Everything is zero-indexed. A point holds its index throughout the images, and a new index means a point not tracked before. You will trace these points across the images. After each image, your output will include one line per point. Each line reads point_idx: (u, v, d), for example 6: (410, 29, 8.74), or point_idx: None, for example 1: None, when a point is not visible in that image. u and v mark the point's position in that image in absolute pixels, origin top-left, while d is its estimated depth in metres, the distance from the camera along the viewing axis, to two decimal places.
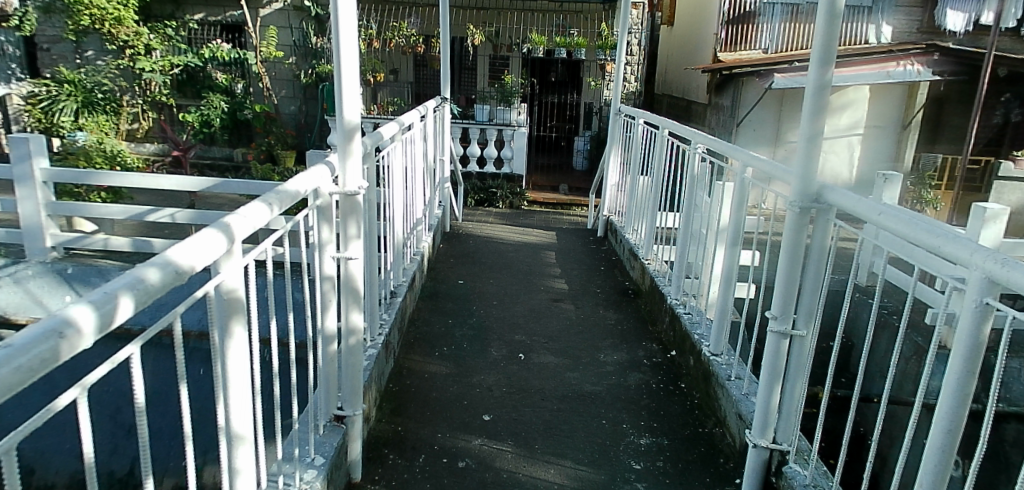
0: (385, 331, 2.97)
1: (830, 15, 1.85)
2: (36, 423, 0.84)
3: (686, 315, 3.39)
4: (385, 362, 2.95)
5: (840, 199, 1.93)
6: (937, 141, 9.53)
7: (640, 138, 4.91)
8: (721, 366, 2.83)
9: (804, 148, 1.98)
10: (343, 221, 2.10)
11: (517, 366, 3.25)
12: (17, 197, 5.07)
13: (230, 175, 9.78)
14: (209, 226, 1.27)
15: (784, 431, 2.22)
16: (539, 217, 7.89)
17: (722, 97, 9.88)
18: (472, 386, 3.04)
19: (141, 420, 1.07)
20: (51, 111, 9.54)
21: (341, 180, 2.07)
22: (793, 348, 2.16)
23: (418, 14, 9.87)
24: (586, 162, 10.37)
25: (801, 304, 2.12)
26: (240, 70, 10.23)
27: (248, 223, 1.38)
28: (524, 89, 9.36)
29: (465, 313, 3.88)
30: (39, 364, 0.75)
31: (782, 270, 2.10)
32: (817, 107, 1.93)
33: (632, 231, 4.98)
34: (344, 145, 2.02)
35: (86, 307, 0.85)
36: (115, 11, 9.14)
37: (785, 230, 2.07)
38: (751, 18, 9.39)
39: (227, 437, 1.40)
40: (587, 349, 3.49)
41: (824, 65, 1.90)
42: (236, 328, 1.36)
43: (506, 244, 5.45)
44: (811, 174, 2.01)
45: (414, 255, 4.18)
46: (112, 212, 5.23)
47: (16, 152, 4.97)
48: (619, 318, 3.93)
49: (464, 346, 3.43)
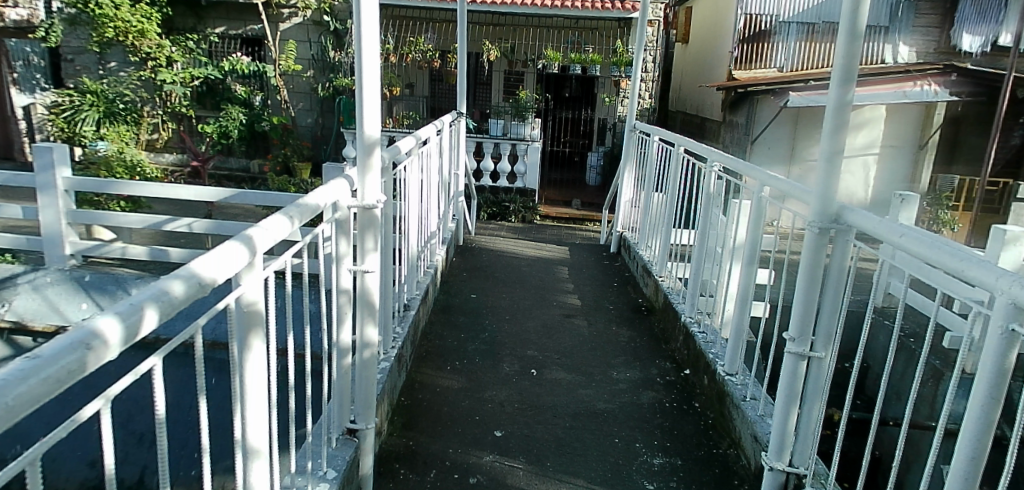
0: (399, 344, 2.97)
1: (852, 34, 1.85)
2: (58, 435, 0.82)
3: (700, 334, 3.35)
4: (397, 375, 2.94)
5: (862, 221, 1.90)
6: (954, 162, 9.46)
7: (654, 155, 4.91)
8: (736, 386, 2.79)
9: (824, 168, 1.97)
10: (360, 234, 2.10)
11: (529, 382, 3.24)
12: (40, 205, 5.21)
13: (246, 186, 9.91)
14: (231, 238, 1.28)
15: (800, 454, 2.18)
16: (552, 232, 7.92)
17: (736, 114, 9.93)
18: (484, 401, 3.03)
19: (161, 435, 1.06)
20: (73, 120, 9.69)
21: (360, 194, 2.08)
22: (811, 371, 2.13)
23: (436, 29, 10.01)
24: (599, 178, 10.41)
25: (820, 325, 2.10)
26: (259, 83, 10.46)
27: (269, 236, 1.38)
28: (538, 104, 9.48)
29: (477, 327, 3.87)
30: (66, 376, 0.75)
31: (801, 291, 2.08)
32: (837, 125, 1.91)
33: (645, 247, 4.97)
34: (364, 158, 2.03)
35: (112, 319, 0.85)
36: (139, 23, 9.36)
37: (803, 251, 2.06)
38: (766, 37, 9.45)
39: (244, 450, 1.39)
40: (599, 366, 3.47)
41: (845, 84, 1.89)
42: (254, 342, 1.36)
43: (518, 258, 5.45)
44: (830, 195, 2.00)
45: (427, 268, 4.20)
46: (131, 221, 5.35)
47: (39, 162, 5.07)
48: (632, 335, 3.90)
49: (476, 360, 3.43)
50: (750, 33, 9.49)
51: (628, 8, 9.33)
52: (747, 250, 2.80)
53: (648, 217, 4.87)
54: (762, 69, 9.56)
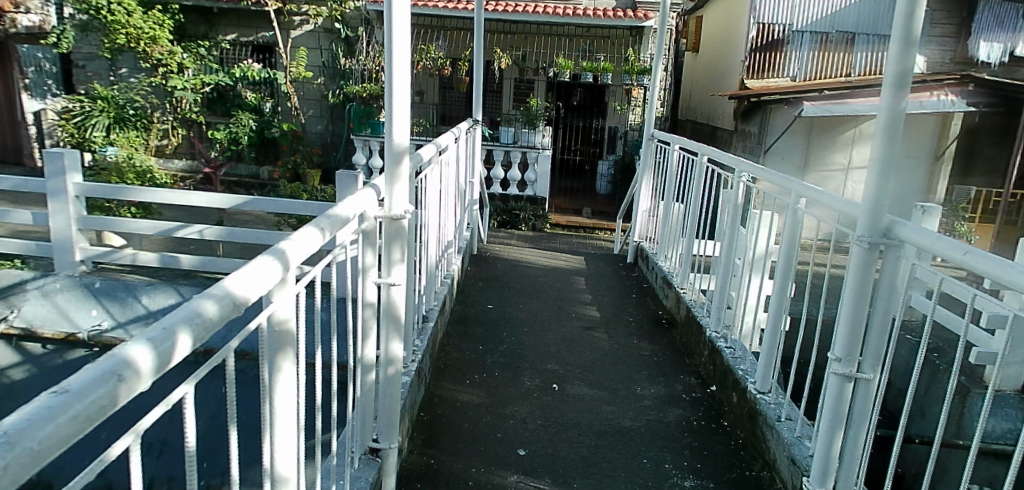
0: (418, 358, 2.89)
1: (907, 41, 1.77)
2: (86, 478, 0.74)
3: (727, 350, 3.25)
4: (417, 390, 2.86)
5: (917, 236, 1.81)
6: (970, 174, 9.36)
7: (675, 164, 4.83)
8: (769, 405, 2.69)
9: (876, 180, 1.88)
10: (387, 244, 2.01)
11: (552, 397, 3.14)
12: (50, 210, 5.30)
13: (256, 192, 9.91)
14: (263, 252, 1.20)
15: (845, 480, 2.08)
16: (564, 241, 7.87)
17: (748, 123, 9.87)
18: (505, 417, 2.94)
19: (191, 467, 0.95)
20: (84, 126, 9.67)
21: (387, 203, 1.99)
22: (857, 394, 2.04)
23: (447, 37, 10.10)
24: (609, 186, 10.33)
25: (867, 346, 2.00)
26: (269, 90, 10.46)
27: (303, 249, 1.31)
28: (549, 112, 9.45)
29: (496, 340, 3.78)
30: (96, 412, 0.67)
31: (848, 308, 1.98)
32: (889, 134, 1.83)
33: (665, 258, 4.87)
34: (393, 167, 1.95)
35: (145, 346, 0.77)
36: (150, 30, 9.38)
37: (851, 267, 1.96)
38: (780, 46, 9.36)
39: (272, 480, 1.30)
40: (622, 381, 3.37)
41: (898, 90, 1.80)
42: (284, 364, 1.27)
43: (533, 267, 5.37)
44: (881, 209, 1.90)
45: (444, 278, 4.10)
46: (142, 227, 5.41)
47: (50, 167, 5.19)
48: (655, 349, 3.80)
49: (495, 374, 3.34)
50: (762, 42, 9.38)
51: (641, 17, 9.29)
52: (781, 264, 2.71)
53: (668, 227, 4.77)
54: (776, 77, 9.41)
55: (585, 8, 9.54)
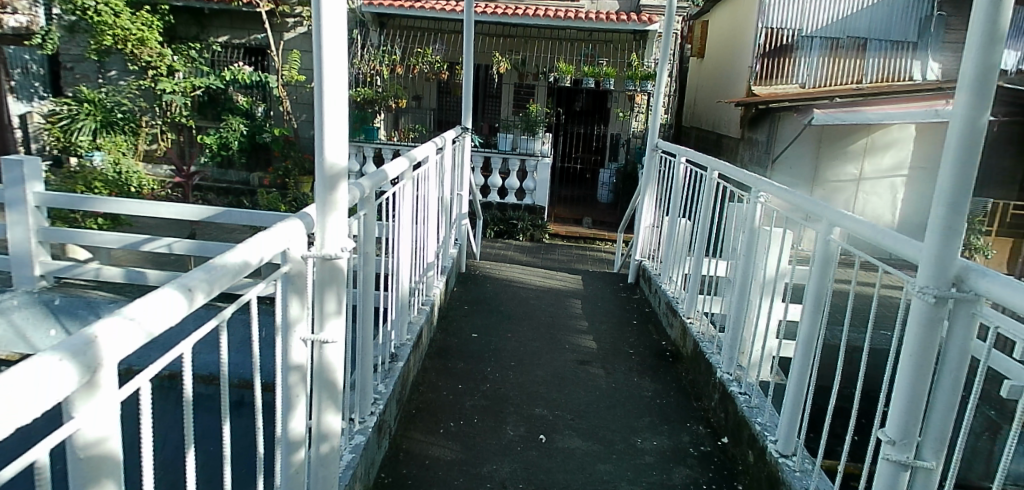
0: (379, 409, 2.46)
1: (989, 36, 1.35)
2: None
3: (742, 396, 2.81)
4: (376, 448, 2.42)
5: (994, 287, 1.36)
6: (985, 186, 8.97)
7: (681, 179, 4.40)
8: (793, 472, 2.25)
9: (944, 215, 1.44)
10: (318, 292, 1.59)
11: (537, 452, 2.71)
12: (7, 222, 4.90)
13: (244, 199, 9.53)
14: (57, 343, 0.78)
15: None
16: (563, 253, 7.46)
17: (755, 132, 9.38)
18: (481, 479, 2.50)
19: None
20: (69, 130, 9.23)
21: (318, 240, 1.57)
22: (914, 484, 1.60)
23: (444, 41, 9.70)
24: (611, 195, 9.89)
25: (928, 425, 1.56)
26: (261, 94, 10.09)
27: (135, 330, 0.88)
28: (549, 118, 9.02)
29: (477, 377, 3.35)
30: None
31: (906, 377, 1.54)
32: (964, 154, 1.39)
33: (669, 280, 4.43)
34: (325, 194, 1.53)
35: None
36: (138, 31, 9.00)
37: (910, 325, 1.53)
38: (789, 52, 8.94)
39: None
40: (620, 431, 2.94)
41: (977, 99, 1.38)
42: None
43: (526, 288, 4.94)
44: (951, 253, 1.46)
45: (422, 305, 3.68)
46: (106, 240, 5.00)
47: (8, 176, 4.78)
48: (658, 389, 3.36)
49: (475, 422, 2.91)
50: (770, 48, 8.94)
51: (645, 21, 8.88)
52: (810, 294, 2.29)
53: (673, 246, 4.35)
54: (783, 85, 8.98)
55: (588, 12, 9.15)
